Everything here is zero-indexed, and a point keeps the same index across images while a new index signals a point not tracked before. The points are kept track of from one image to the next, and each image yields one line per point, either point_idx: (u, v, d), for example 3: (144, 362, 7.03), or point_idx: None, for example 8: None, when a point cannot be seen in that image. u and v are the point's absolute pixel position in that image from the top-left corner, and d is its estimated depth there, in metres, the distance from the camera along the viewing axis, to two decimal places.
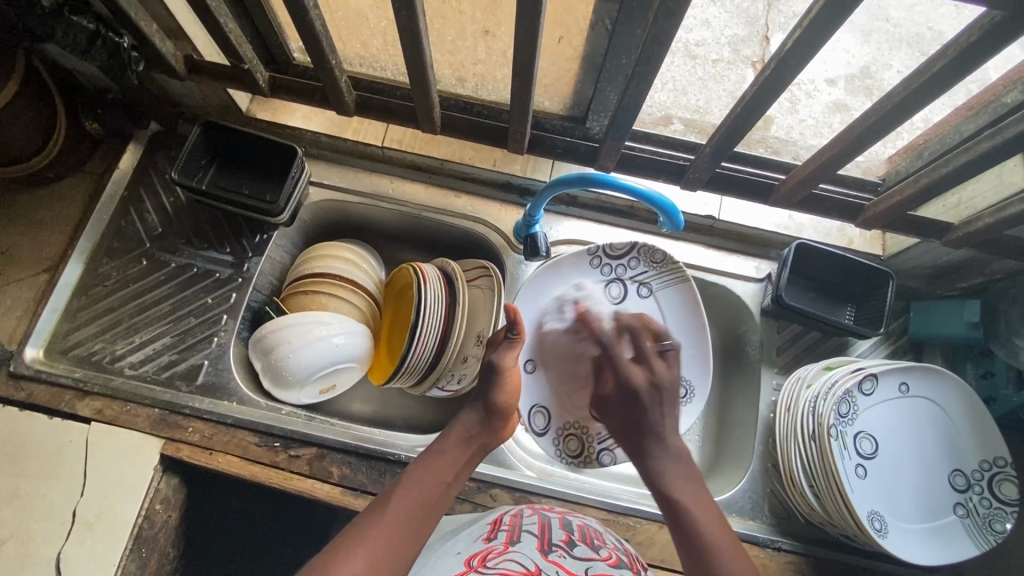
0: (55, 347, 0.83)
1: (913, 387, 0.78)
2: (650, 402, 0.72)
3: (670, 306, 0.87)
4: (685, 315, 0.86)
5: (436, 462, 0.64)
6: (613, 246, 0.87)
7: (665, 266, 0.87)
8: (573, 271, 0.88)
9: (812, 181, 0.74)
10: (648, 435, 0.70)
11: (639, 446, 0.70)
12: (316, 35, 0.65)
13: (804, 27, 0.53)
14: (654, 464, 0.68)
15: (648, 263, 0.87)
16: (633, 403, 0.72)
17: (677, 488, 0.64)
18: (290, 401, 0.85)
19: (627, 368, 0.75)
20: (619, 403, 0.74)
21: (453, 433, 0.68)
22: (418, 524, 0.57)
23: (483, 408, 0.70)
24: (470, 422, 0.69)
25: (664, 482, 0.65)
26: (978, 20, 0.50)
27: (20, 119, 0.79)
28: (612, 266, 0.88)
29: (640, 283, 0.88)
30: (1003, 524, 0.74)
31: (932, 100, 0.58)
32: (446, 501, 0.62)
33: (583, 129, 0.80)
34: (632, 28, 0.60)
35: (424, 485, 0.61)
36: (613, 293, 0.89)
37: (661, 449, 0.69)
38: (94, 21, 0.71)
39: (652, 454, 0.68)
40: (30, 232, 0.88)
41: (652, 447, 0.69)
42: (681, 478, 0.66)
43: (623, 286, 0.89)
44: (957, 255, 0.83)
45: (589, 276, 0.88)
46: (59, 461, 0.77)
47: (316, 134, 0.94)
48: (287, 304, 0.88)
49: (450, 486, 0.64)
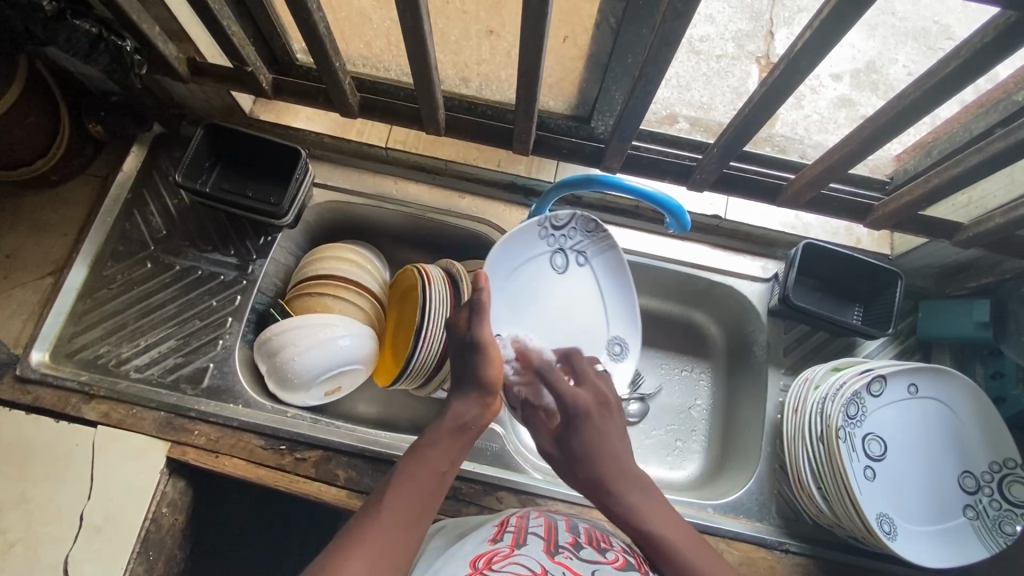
0: (61, 351, 0.83)
1: (921, 388, 0.78)
2: (598, 418, 0.65)
3: (603, 274, 0.87)
4: (618, 280, 0.87)
5: (432, 450, 0.60)
6: (557, 218, 0.83)
7: (598, 234, 0.85)
8: (523, 241, 0.81)
9: (823, 181, 0.73)
10: (603, 455, 0.62)
11: (596, 485, 0.60)
12: (320, 36, 0.64)
13: (815, 27, 0.52)
14: (616, 495, 0.59)
15: (586, 230, 0.85)
16: (581, 421, 0.65)
17: (651, 518, 0.57)
18: (296, 404, 0.84)
19: (562, 386, 0.69)
20: (567, 427, 0.65)
21: (447, 416, 0.64)
22: (413, 524, 0.54)
23: (475, 388, 0.66)
24: (465, 407, 0.65)
25: (633, 515, 0.57)
26: (993, 21, 0.49)
27: (25, 122, 0.79)
28: (556, 236, 0.84)
29: (578, 252, 0.86)
30: (1014, 527, 0.74)
31: (946, 99, 0.57)
32: (441, 492, 0.59)
33: (588, 129, 0.79)
34: (639, 28, 0.59)
35: (418, 481, 0.57)
36: (557, 263, 0.85)
37: (619, 473, 0.60)
38: (97, 24, 0.70)
39: (610, 482, 0.60)
40: (37, 235, 0.88)
41: (611, 474, 0.60)
42: (650, 503, 0.58)
43: (564, 255, 0.85)
44: (965, 256, 0.83)
45: (535, 248, 0.83)
46: (67, 465, 0.77)
47: (319, 136, 0.93)
48: (292, 307, 0.87)
49: (445, 475, 0.60)
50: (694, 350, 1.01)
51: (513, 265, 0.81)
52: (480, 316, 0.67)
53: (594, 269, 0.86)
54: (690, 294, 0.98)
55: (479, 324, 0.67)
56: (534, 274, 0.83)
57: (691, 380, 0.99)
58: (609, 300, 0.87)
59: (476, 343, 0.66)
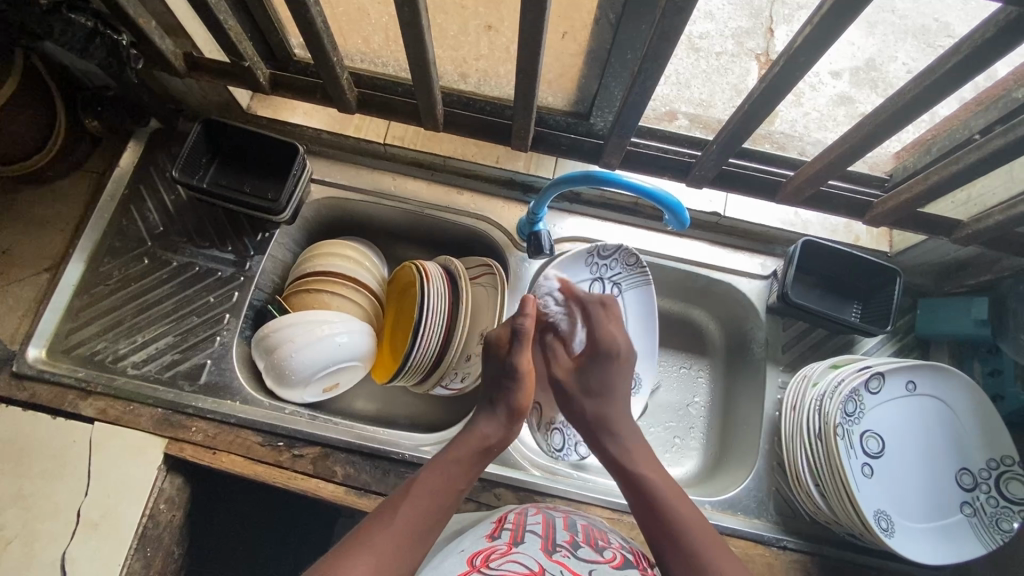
0: (57, 347, 0.82)
1: (919, 385, 0.78)
2: (621, 365, 0.75)
3: (634, 307, 0.91)
4: (645, 318, 0.91)
5: (455, 466, 0.61)
6: (603, 248, 0.89)
7: (635, 270, 0.90)
8: (570, 266, 0.89)
9: (821, 179, 0.73)
10: (613, 400, 0.72)
11: (600, 422, 0.71)
12: (318, 32, 0.64)
13: (814, 24, 0.52)
14: (618, 439, 0.69)
15: (626, 264, 0.90)
16: (608, 361, 0.74)
17: (643, 465, 0.66)
18: (294, 400, 0.85)
19: (602, 326, 0.77)
20: (592, 363, 0.75)
21: (473, 434, 0.65)
22: (424, 532, 0.55)
23: (506, 411, 0.67)
24: (490, 426, 0.66)
25: (629, 461, 0.67)
26: (993, 17, 0.49)
27: (21, 117, 0.79)
28: (598, 265, 0.91)
29: (614, 284, 0.92)
30: (1011, 524, 0.74)
31: (946, 96, 0.57)
32: (454, 509, 0.60)
33: (587, 126, 0.79)
34: (638, 23, 0.59)
35: (434, 490, 0.59)
36: (595, 292, 0.91)
37: (623, 425, 0.71)
38: (93, 19, 0.69)
39: (616, 427, 0.70)
40: (33, 230, 0.87)
41: (618, 422, 0.71)
42: (642, 454, 0.68)
43: (602, 285, 0.91)
44: (964, 253, 0.83)
45: (579, 274, 0.90)
46: (64, 461, 0.76)
47: (317, 131, 0.93)
48: (289, 303, 0.87)
49: (462, 493, 0.61)
50: (693, 347, 1.00)
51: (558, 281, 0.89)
52: (522, 340, 0.68)
53: (625, 302, 0.91)
54: (689, 291, 0.98)
55: (520, 350, 0.67)
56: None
57: (689, 377, 0.99)
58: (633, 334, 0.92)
59: (513, 370, 0.67)
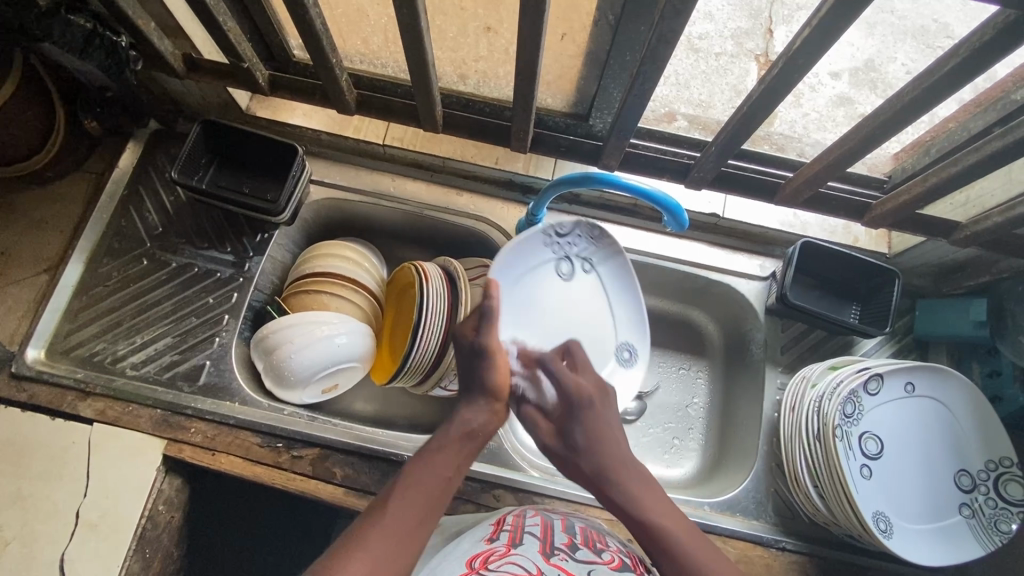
0: (56, 348, 0.82)
1: (918, 387, 0.78)
2: (601, 408, 0.66)
3: (611, 278, 0.85)
4: (625, 286, 0.85)
5: (440, 454, 0.60)
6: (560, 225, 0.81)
7: (601, 241, 0.84)
8: (527, 248, 0.79)
9: (820, 180, 0.73)
10: (606, 448, 0.62)
11: (596, 479, 0.61)
12: (317, 33, 0.64)
13: (813, 27, 0.52)
14: (620, 491, 0.59)
15: (589, 237, 0.83)
16: (585, 410, 0.65)
17: (652, 512, 0.57)
18: (293, 401, 0.85)
19: (567, 375, 0.68)
20: (569, 416, 0.65)
21: (456, 421, 0.63)
22: (416, 526, 0.54)
23: (484, 395, 0.65)
24: (475, 412, 0.64)
25: (637, 508, 0.57)
26: (991, 20, 0.49)
27: (20, 118, 0.79)
28: (560, 244, 0.82)
29: (584, 259, 0.84)
30: (1009, 525, 0.74)
31: (945, 98, 0.57)
32: (447, 497, 0.59)
33: (586, 127, 0.79)
34: (637, 26, 0.59)
35: (423, 483, 0.57)
36: (562, 271, 0.82)
37: (623, 471, 0.60)
38: (91, 20, 0.70)
39: (614, 479, 0.60)
40: (32, 231, 0.87)
41: (616, 471, 0.60)
42: (649, 495, 0.59)
43: (570, 262, 0.83)
44: (963, 255, 0.83)
45: (540, 255, 0.80)
46: (62, 462, 0.76)
47: (316, 133, 0.93)
48: (288, 303, 0.87)
49: (452, 480, 0.59)
50: (692, 348, 1.01)
51: (518, 268, 0.78)
52: (489, 322, 0.67)
53: (600, 276, 0.85)
54: (688, 292, 0.98)
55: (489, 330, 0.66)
56: (538, 282, 0.80)
57: (688, 378, 0.99)
58: (616, 306, 0.85)
59: (481, 348, 0.66)
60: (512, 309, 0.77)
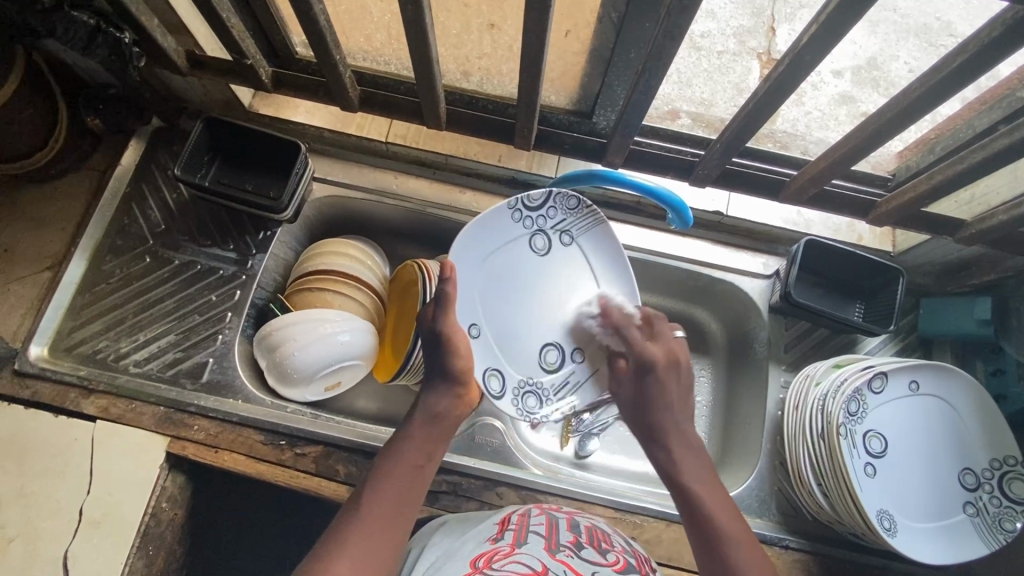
0: (59, 345, 0.82)
1: (922, 385, 0.78)
2: (664, 377, 0.69)
3: (592, 249, 0.82)
4: (608, 258, 0.82)
5: (409, 443, 0.62)
6: (530, 197, 0.78)
7: (581, 212, 0.81)
8: (492, 226, 0.76)
9: (825, 178, 0.73)
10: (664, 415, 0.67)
11: (655, 435, 0.67)
12: (321, 29, 0.64)
13: (819, 24, 0.52)
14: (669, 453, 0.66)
15: (565, 208, 0.80)
16: (646, 376, 0.70)
17: (689, 476, 0.63)
18: (296, 399, 0.84)
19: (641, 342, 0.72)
20: (635, 377, 0.71)
21: (420, 410, 0.65)
22: (396, 516, 0.56)
23: (444, 379, 0.67)
24: (440, 398, 0.66)
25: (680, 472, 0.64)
26: (999, 16, 0.49)
27: (23, 114, 0.78)
28: (533, 218, 0.79)
29: (562, 232, 0.81)
30: (1013, 524, 0.74)
31: (952, 95, 0.57)
32: (422, 484, 0.60)
33: (589, 124, 0.79)
34: (642, 23, 0.59)
35: (397, 474, 0.59)
36: (536, 246, 0.80)
37: (676, 438, 0.66)
38: (95, 16, 0.69)
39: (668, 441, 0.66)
40: (34, 228, 0.87)
41: (671, 437, 0.66)
42: (693, 462, 0.65)
43: (546, 236, 0.80)
44: (968, 252, 0.83)
45: (510, 232, 0.78)
46: (65, 460, 0.76)
47: (318, 130, 0.93)
48: (291, 301, 0.87)
49: (424, 467, 0.61)
50: (694, 346, 1.00)
51: (483, 247, 0.76)
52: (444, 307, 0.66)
53: (580, 247, 0.82)
54: (690, 291, 0.98)
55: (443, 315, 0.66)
56: (510, 258, 0.78)
57: (691, 376, 0.99)
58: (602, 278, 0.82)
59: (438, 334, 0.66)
60: (481, 285, 0.76)
